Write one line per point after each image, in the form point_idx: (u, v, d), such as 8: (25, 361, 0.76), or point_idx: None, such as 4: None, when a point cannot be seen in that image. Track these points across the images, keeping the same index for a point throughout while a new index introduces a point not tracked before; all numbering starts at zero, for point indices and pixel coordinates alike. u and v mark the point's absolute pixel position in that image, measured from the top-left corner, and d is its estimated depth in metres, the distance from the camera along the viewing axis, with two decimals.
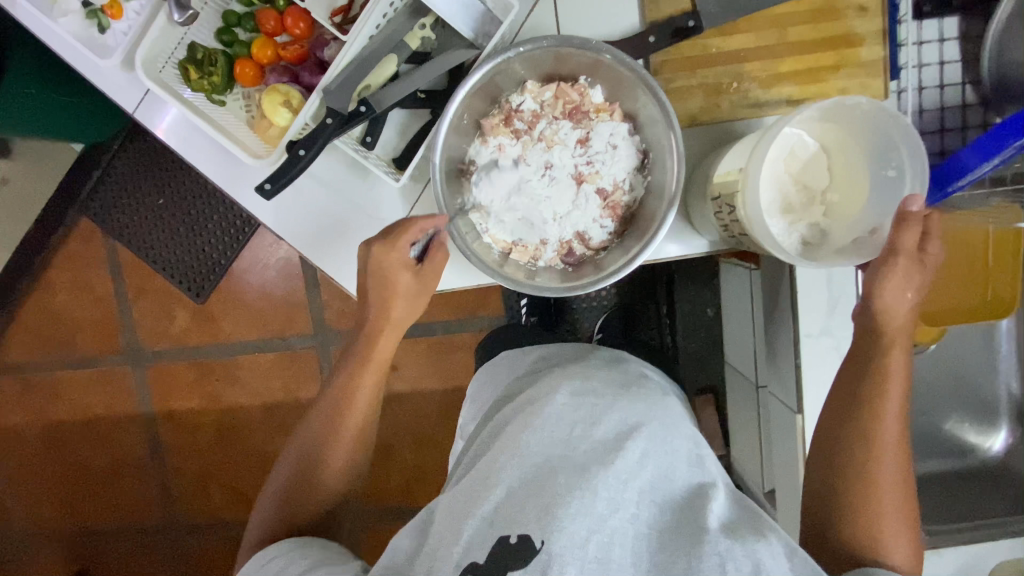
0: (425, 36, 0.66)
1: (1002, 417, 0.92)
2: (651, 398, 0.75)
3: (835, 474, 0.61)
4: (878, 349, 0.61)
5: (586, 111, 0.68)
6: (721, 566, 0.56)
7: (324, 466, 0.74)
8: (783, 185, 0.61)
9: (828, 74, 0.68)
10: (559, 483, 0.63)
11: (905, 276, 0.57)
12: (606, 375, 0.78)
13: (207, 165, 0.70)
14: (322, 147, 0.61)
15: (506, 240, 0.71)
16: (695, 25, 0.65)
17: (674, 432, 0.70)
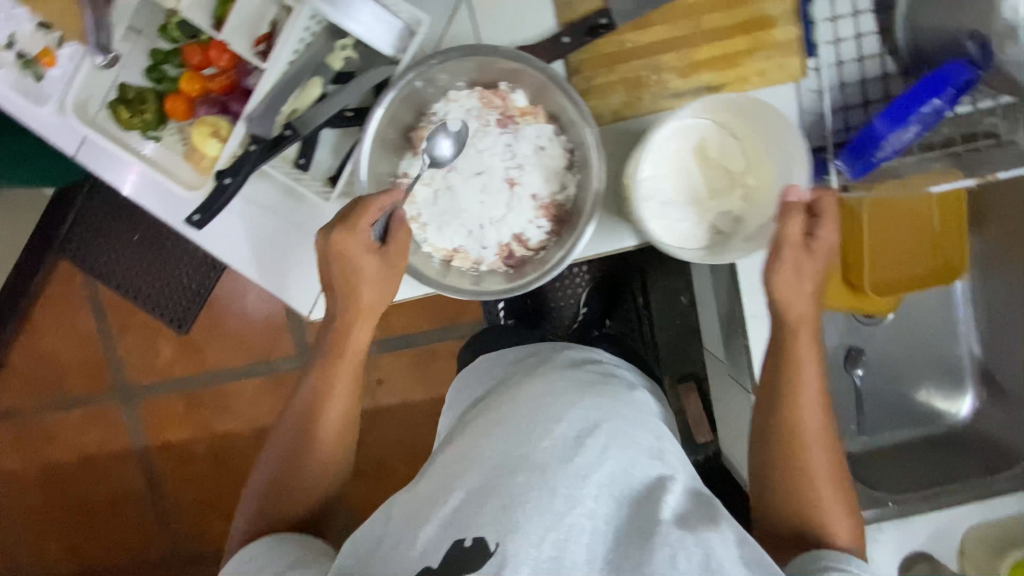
0: (347, 57, 0.68)
1: (967, 381, 0.92)
2: (617, 397, 0.74)
3: (775, 453, 0.62)
4: (808, 325, 0.62)
5: (511, 115, 0.69)
6: (673, 557, 0.57)
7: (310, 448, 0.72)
8: (688, 180, 0.68)
9: (745, 57, 0.68)
10: (517, 482, 0.62)
11: (794, 267, 0.59)
12: (568, 376, 0.77)
13: (144, 200, 0.71)
14: (247, 174, 0.64)
15: (446, 248, 0.72)
16: (608, 22, 0.67)
17: (635, 424, 0.71)
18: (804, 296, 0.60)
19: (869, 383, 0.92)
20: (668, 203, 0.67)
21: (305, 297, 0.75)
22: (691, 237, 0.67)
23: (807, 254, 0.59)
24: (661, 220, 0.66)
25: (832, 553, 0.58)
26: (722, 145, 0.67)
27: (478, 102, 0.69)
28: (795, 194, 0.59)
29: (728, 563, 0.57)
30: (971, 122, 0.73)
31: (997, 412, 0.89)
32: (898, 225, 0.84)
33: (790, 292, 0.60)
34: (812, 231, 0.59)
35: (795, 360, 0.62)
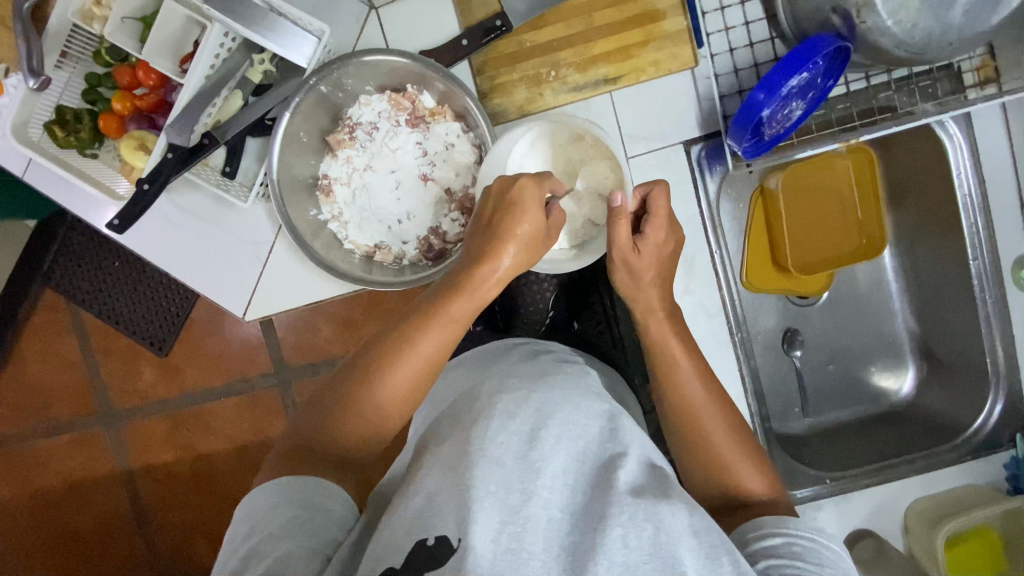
0: (266, 70, 0.73)
1: (907, 357, 0.92)
2: (564, 383, 0.72)
3: (680, 421, 0.63)
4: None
5: (421, 115, 0.74)
6: (624, 537, 0.55)
7: (367, 396, 0.63)
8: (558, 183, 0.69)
9: (638, 49, 0.72)
10: (476, 474, 0.59)
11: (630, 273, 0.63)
12: (524, 369, 0.75)
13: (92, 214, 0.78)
14: (163, 182, 0.69)
15: (367, 243, 0.75)
16: (502, 23, 0.70)
17: (584, 410, 0.68)
18: (646, 289, 0.63)
19: (809, 364, 0.92)
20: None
21: (238, 298, 0.78)
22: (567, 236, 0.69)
23: (634, 255, 0.62)
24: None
25: (770, 517, 0.56)
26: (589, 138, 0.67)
27: (388, 104, 0.73)
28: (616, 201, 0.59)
29: (678, 536, 0.54)
30: (866, 97, 0.75)
31: (938, 385, 0.88)
32: (819, 203, 0.87)
33: (629, 288, 0.64)
34: (642, 230, 0.62)
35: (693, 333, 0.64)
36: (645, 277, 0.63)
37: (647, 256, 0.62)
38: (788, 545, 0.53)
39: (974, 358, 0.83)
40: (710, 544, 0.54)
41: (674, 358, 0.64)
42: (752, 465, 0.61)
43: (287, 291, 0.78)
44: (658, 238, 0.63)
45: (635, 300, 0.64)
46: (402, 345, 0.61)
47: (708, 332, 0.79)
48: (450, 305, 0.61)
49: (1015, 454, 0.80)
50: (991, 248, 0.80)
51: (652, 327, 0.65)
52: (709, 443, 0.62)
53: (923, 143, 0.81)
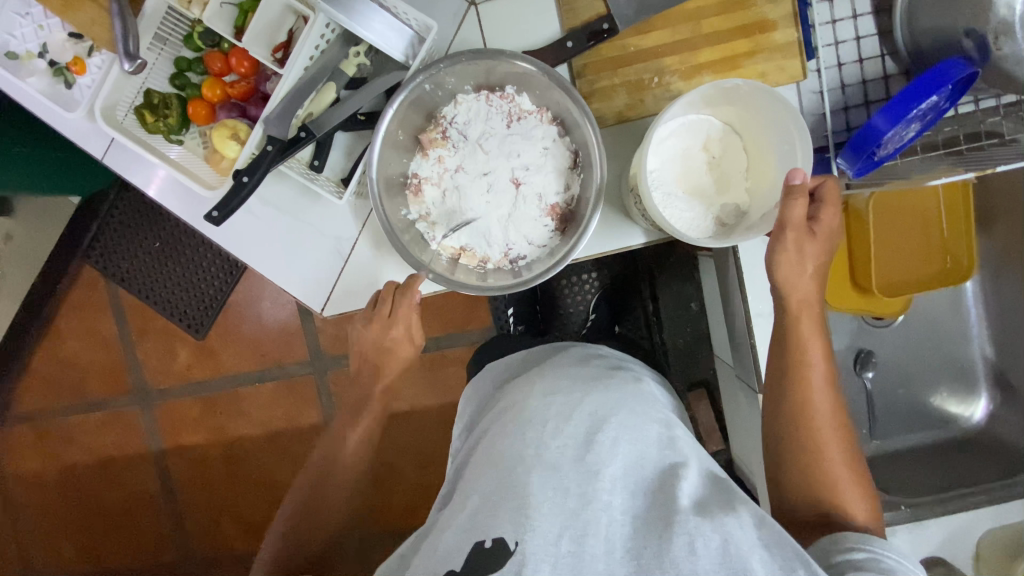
0: (360, 63, 0.70)
1: (980, 384, 0.91)
2: (623, 389, 0.67)
3: (782, 440, 0.63)
4: (812, 308, 0.64)
5: (518, 117, 0.72)
6: (691, 545, 0.51)
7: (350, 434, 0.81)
8: (693, 175, 0.67)
9: (746, 59, 0.70)
10: (532, 483, 0.56)
11: (797, 250, 0.61)
12: (575, 370, 0.70)
13: (182, 206, 0.75)
14: (264, 173, 0.67)
15: (454, 246, 0.73)
16: (610, 27, 0.69)
17: (641, 414, 0.64)
18: (807, 278, 0.63)
19: (880, 385, 0.91)
20: (671, 193, 0.66)
21: (318, 293, 0.77)
22: (697, 227, 0.66)
23: (808, 237, 0.62)
24: (666, 210, 0.66)
25: (854, 534, 0.56)
26: (724, 143, 0.68)
27: (484, 105, 0.72)
28: (798, 177, 0.59)
29: (749, 549, 0.51)
30: (972, 121, 0.73)
31: (1011, 415, 0.88)
32: (904, 223, 0.85)
33: (793, 273, 0.62)
34: (814, 215, 0.63)
35: (807, 351, 0.63)
36: (810, 262, 0.62)
37: (822, 238, 0.62)
38: (874, 561, 0.54)
39: None
40: (783, 557, 0.51)
41: (784, 380, 0.63)
42: (852, 492, 0.61)
43: (351, 288, 0.77)
44: (833, 222, 0.63)
45: (790, 287, 0.63)
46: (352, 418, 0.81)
47: None
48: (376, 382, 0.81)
49: None
50: None
51: (804, 326, 0.63)
52: (812, 464, 0.62)
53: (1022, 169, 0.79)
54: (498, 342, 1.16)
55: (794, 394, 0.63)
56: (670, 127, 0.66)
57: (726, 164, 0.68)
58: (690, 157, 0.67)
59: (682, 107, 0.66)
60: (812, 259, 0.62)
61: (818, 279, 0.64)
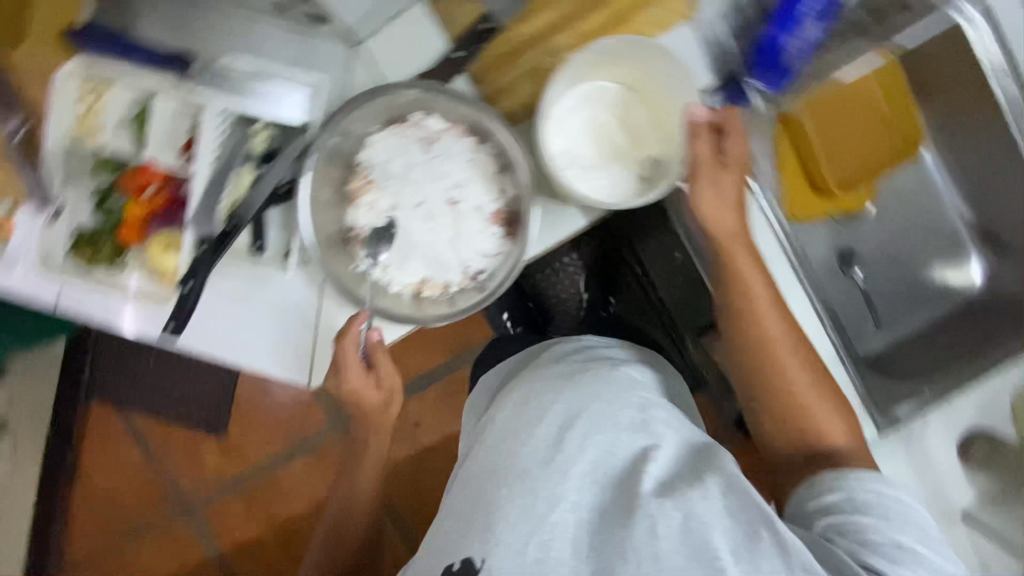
0: (267, 136, 0.71)
1: (969, 247, 0.89)
2: (598, 377, 0.65)
3: (750, 379, 0.65)
4: (744, 243, 0.64)
5: (433, 139, 0.72)
6: (652, 529, 0.52)
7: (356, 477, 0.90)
8: (602, 143, 0.67)
9: (633, 12, 0.69)
10: (501, 498, 0.58)
11: (715, 186, 0.63)
12: (547, 370, 0.69)
13: (177, 318, 0.73)
14: (201, 274, 0.69)
15: (413, 281, 0.74)
16: (492, 24, 0.70)
17: (615, 399, 0.63)
18: (731, 212, 0.64)
19: (871, 279, 0.91)
20: (588, 164, 0.65)
21: (299, 367, 0.76)
22: (623, 189, 0.65)
23: (720, 170, 0.63)
24: (585, 183, 0.65)
25: (826, 470, 0.59)
26: (628, 104, 0.67)
27: (398, 138, 0.71)
28: (698, 113, 0.62)
29: (711, 522, 0.52)
30: None
31: (1004, 268, 0.87)
32: (847, 118, 0.83)
33: (716, 210, 0.63)
34: (722, 147, 0.63)
35: (752, 289, 0.64)
36: (729, 194, 0.63)
37: (733, 166, 0.63)
38: (849, 500, 0.56)
39: None
40: (746, 521, 0.52)
41: (739, 323, 0.65)
42: (822, 419, 0.63)
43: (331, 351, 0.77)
44: (741, 146, 0.64)
45: (715, 223, 0.63)
46: (356, 457, 0.90)
47: (782, 271, 0.74)
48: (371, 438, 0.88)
49: None
50: None
51: (738, 259, 0.64)
52: (781, 399, 0.63)
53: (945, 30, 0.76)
54: (500, 347, 1.16)
55: (748, 335, 0.64)
56: (564, 105, 0.66)
57: (633, 123, 0.67)
58: (598, 127, 0.67)
59: (570, 84, 0.65)
60: (732, 192, 0.63)
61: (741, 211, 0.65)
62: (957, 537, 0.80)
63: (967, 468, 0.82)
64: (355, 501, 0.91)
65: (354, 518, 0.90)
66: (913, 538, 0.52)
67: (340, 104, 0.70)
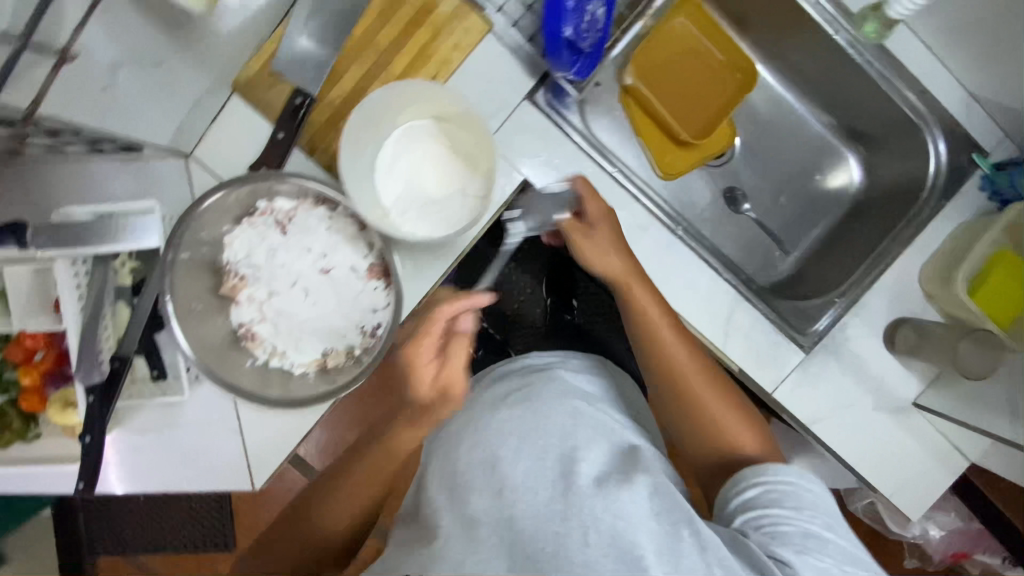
0: (132, 268, 0.72)
1: (840, 148, 0.92)
2: (536, 396, 0.67)
3: (667, 395, 0.68)
4: (637, 277, 0.69)
5: (286, 220, 0.73)
6: (583, 535, 0.52)
7: (334, 491, 0.66)
8: (436, 178, 0.67)
9: (433, 44, 0.72)
10: (439, 518, 0.58)
11: (598, 244, 0.69)
12: (489, 394, 0.71)
13: (128, 466, 0.77)
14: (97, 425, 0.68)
15: (315, 357, 0.74)
16: (301, 98, 0.69)
17: (550, 412, 0.64)
18: (608, 251, 0.69)
19: (761, 208, 0.93)
20: (425, 203, 0.66)
21: (242, 472, 0.78)
22: (463, 218, 0.66)
23: (591, 231, 0.70)
24: (422, 225, 0.66)
25: (744, 474, 0.60)
26: (449, 133, 0.67)
27: (252, 231, 0.72)
28: (581, 182, 0.71)
29: (637, 521, 0.52)
30: None
31: (877, 157, 0.89)
32: (679, 69, 0.86)
33: (596, 252, 0.69)
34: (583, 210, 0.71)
35: (651, 311, 0.68)
36: (608, 244, 0.69)
37: (602, 227, 0.70)
38: (766, 494, 0.57)
39: (889, 116, 0.83)
40: (672, 521, 0.53)
41: (649, 340, 0.68)
42: (739, 430, 0.65)
43: (268, 446, 0.78)
44: (599, 210, 0.71)
45: (604, 270, 0.69)
46: (359, 451, 0.67)
47: (654, 241, 0.79)
48: (397, 443, 0.63)
49: (984, 172, 0.78)
50: (846, 13, 0.77)
51: (634, 292, 0.68)
52: (697, 413, 0.66)
53: None
54: None
55: (658, 352, 0.67)
56: (387, 154, 0.66)
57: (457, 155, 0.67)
58: (427, 164, 0.67)
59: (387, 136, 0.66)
60: (611, 242, 0.70)
61: (625, 253, 0.70)
62: (912, 426, 0.82)
63: (896, 356, 0.81)
64: (327, 517, 0.66)
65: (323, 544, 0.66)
66: (824, 525, 0.54)
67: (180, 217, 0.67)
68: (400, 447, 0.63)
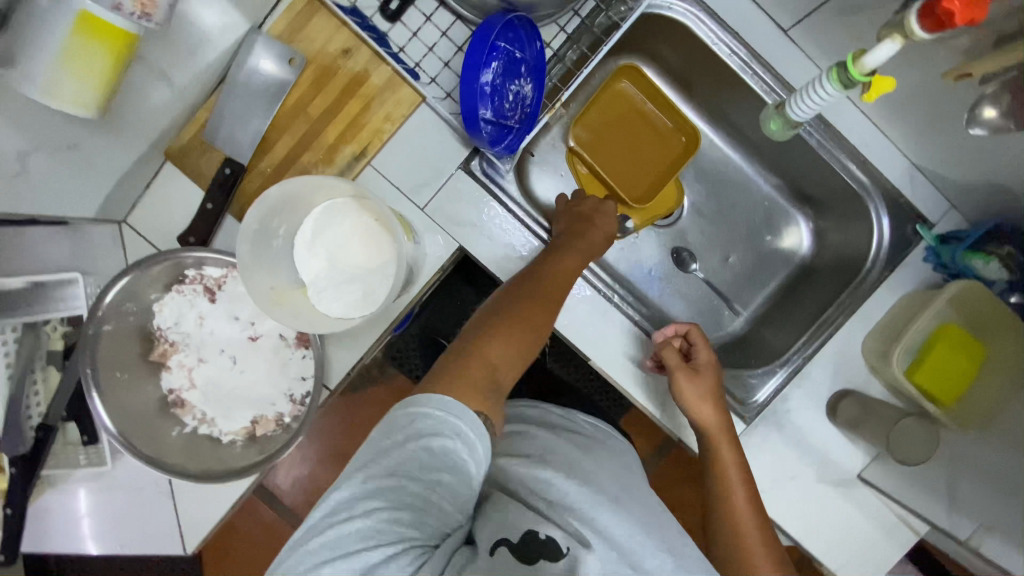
0: (65, 330, 0.72)
1: (790, 210, 0.91)
2: (610, 461, 0.64)
3: (718, 528, 0.66)
4: (722, 436, 0.70)
5: (216, 287, 0.73)
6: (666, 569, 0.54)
7: (506, 314, 0.62)
8: (351, 257, 0.65)
9: (365, 115, 0.72)
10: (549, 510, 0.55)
11: (692, 386, 0.71)
12: (568, 453, 0.63)
13: (76, 526, 0.77)
14: (22, 497, 0.71)
15: (244, 425, 0.74)
16: (231, 170, 0.70)
17: (630, 472, 0.64)
18: (702, 402, 0.70)
19: (710, 269, 0.92)
20: (340, 281, 0.65)
21: (171, 537, 0.78)
22: (373, 297, 0.66)
23: (692, 372, 0.72)
24: (339, 305, 0.65)
25: None
26: (363, 209, 0.66)
27: (181, 298, 0.72)
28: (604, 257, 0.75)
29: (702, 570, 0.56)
30: (586, 32, 0.75)
31: (825, 221, 0.88)
32: (622, 131, 0.86)
33: (693, 399, 0.71)
34: (693, 356, 0.74)
35: (728, 457, 0.68)
36: (704, 391, 0.71)
37: (705, 372, 0.72)
38: None
39: (835, 183, 0.82)
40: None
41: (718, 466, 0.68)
42: None
43: (205, 510, 0.78)
44: (706, 353, 0.74)
45: (692, 414, 0.70)
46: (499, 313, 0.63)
47: (586, 310, 0.77)
48: (560, 275, 0.68)
49: (929, 244, 0.77)
50: (783, 83, 0.76)
51: (722, 451, 0.69)
52: (740, 552, 0.63)
53: (670, 32, 0.79)
54: None
55: (719, 488, 0.67)
56: (304, 236, 0.65)
57: (371, 233, 0.66)
58: (340, 244, 0.65)
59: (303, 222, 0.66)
60: (701, 395, 0.71)
61: (721, 407, 0.71)
62: (856, 499, 0.78)
63: (840, 429, 0.79)
64: (496, 350, 0.59)
65: (509, 361, 0.60)
66: None
67: (108, 283, 0.67)
68: (518, 336, 0.61)
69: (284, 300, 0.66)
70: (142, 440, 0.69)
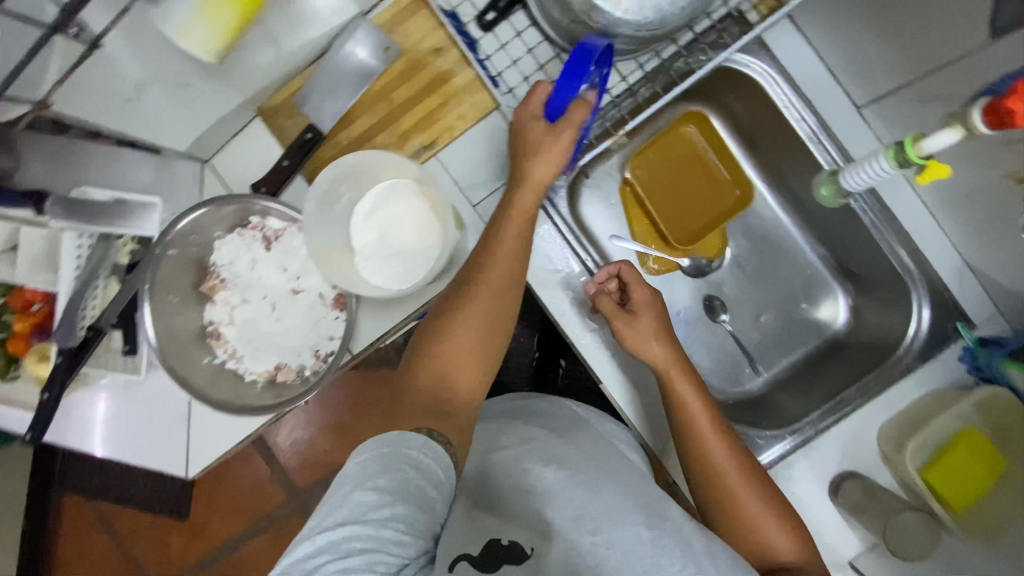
0: (132, 249, 0.80)
1: (832, 284, 0.92)
2: (597, 445, 0.68)
3: (700, 485, 0.66)
4: (676, 367, 0.69)
5: (274, 238, 0.78)
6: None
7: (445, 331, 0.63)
8: (399, 234, 0.70)
9: (442, 111, 0.77)
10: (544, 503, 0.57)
11: (634, 329, 0.70)
12: (548, 436, 0.68)
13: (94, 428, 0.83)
14: (58, 389, 0.75)
15: (268, 369, 0.78)
16: (312, 135, 0.76)
17: (615, 457, 0.67)
18: (648, 340, 0.70)
19: (739, 323, 0.92)
20: (386, 254, 0.70)
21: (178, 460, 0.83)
22: (416, 275, 0.70)
23: (630, 316, 0.71)
24: (382, 276, 0.70)
25: None
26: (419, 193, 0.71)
27: (240, 241, 0.78)
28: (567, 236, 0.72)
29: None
30: (662, 72, 0.78)
31: (865, 301, 0.88)
32: (679, 172, 0.88)
33: (636, 340, 0.70)
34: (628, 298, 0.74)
35: (689, 394, 0.68)
36: (649, 331, 0.70)
37: (641, 311, 0.72)
38: None
39: (882, 265, 0.82)
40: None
41: (683, 406, 0.68)
42: (776, 535, 0.62)
43: (215, 441, 0.82)
44: (642, 293, 0.73)
45: (644, 353, 0.70)
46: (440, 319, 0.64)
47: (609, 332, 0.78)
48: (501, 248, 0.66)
49: (967, 343, 0.75)
50: (845, 155, 0.78)
51: (676, 385, 0.68)
52: (738, 513, 0.63)
53: (744, 88, 0.81)
54: None
55: (692, 440, 0.66)
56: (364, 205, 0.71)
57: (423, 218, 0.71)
58: (392, 220, 0.71)
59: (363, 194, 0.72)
60: (650, 329, 0.70)
61: (668, 343, 0.70)
62: None
63: (840, 510, 0.76)
64: (440, 368, 0.62)
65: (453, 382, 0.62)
66: None
67: (183, 211, 0.73)
68: (466, 333, 0.63)
69: (330, 260, 0.71)
70: (176, 360, 0.74)
